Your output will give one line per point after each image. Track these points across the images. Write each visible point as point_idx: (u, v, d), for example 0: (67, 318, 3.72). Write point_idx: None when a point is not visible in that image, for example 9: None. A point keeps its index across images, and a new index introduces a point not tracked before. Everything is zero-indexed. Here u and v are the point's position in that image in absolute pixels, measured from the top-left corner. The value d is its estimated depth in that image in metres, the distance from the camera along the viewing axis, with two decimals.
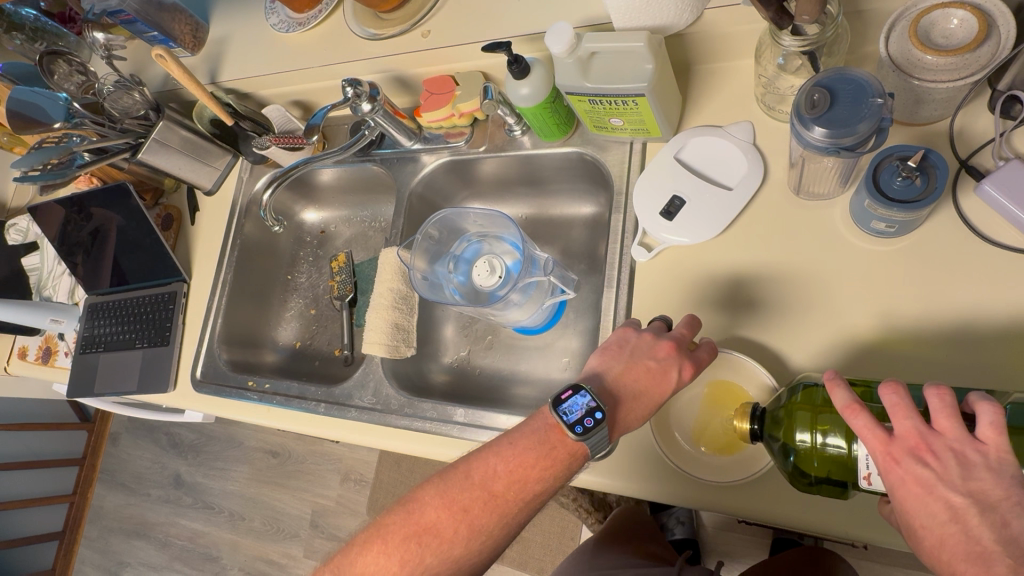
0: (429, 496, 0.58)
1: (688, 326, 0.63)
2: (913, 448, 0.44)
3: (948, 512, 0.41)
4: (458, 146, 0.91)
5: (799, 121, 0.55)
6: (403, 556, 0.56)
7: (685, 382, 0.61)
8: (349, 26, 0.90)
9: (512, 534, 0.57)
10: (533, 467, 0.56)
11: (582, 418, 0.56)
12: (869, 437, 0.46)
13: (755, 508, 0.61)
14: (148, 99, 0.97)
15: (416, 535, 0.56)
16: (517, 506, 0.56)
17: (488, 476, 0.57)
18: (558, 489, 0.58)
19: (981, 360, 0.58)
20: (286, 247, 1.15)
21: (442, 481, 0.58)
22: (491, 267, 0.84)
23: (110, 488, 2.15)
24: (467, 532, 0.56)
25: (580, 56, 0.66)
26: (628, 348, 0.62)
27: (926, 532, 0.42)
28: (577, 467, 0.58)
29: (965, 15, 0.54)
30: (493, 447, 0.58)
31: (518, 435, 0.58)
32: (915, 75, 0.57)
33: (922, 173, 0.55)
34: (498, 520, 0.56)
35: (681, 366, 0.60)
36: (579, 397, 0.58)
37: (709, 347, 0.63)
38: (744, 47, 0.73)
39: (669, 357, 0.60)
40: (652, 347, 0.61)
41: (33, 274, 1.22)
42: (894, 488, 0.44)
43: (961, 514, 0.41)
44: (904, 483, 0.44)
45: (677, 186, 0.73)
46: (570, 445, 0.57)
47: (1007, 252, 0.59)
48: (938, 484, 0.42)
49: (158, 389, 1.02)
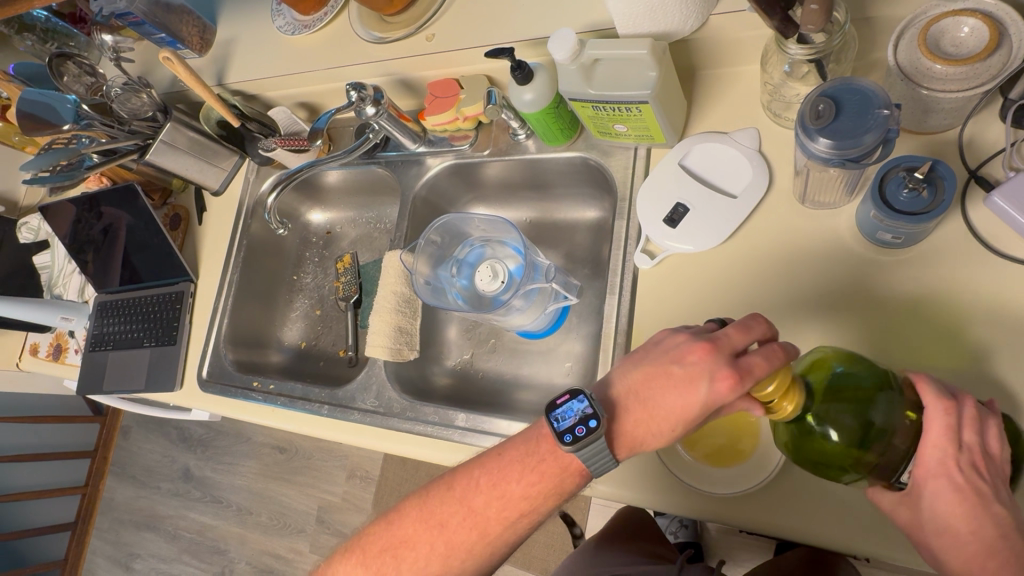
0: (408, 512, 0.62)
1: (740, 329, 0.53)
2: (975, 461, 0.48)
3: (999, 532, 0.47)
4: (462, 150, 0.91)
5: (803, 131, 0.54)
6: (380, 565, 0.61)
7: (720, 398, 0.51)
8: (355, 30, 0.90)
9: (499, 551, 0.59)
10: (517, 483, 0.57)
11: (575, 425, 0.54)
12: (935, 436, 0.49)
13: (757, 519, 0.61)
14: (156, 101, 1.00)
15: (392, 548, 0.62)
16: (496, 522, 0.57)
17: (467, 492, 0.59)
18: (549, 505, 0.57)
19: (989, 375, 0.57)
20: (291, 247, 1.16)
21: (422, 495, 0.62)
22: (494, 273, 0.83)
23: (121, 481, 2.18)
24: (443, 546, 0.59)
25: (583, 62, 0.65)
26: (658, 348, 0.56)
27: (966, 540, 0.48)
28: (573, 482, 0.57)
29: (976, 23, 0.54)
30: (480, 459, 0.60)
31: (507, 446, 0.59)
32: (927, 85, 0.56)
33: (929, 185, 0.55)
34: (475, 535, 0.58)
35: (715, 373, 0.51)
36: (576, 402, 0.55)
37: (767, 354, 0.50)
38: (751, 53, 0.71)
39: (701, 361, 0.52)
40: (683, 350, 0.54)
41: (44, 272, 1.24)
42: (938, 492, 0.49)
43: (1005, 530, 0.47)
44: (957, 491, 0.48)
45: (681, 193, 0.73)
46: (562, 458, 0.56)
47: (1018, 266, 0.58)
48: (991, 501, 0.48)
49: (163, 388, 1.03)
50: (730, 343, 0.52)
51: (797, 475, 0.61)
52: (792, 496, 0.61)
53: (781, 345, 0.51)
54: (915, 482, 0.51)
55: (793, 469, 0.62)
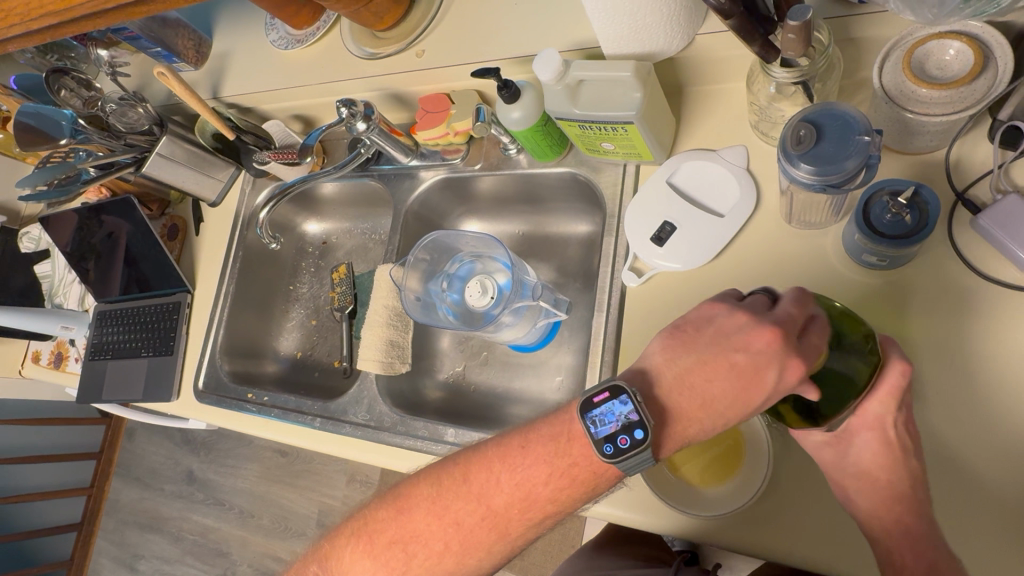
0: (418, 504, 0.59)
1: (797, 303, 0.53)
2: (906, 420, 0.56)
3: (910, 484, 0.56)
4: (455, 164, 0.91)
5: (784, 157, 0.53)
6: (386, 559, 0.59)
7: (786, 386, 0.51)
8: (347, 45, 0.91)
9: (515, 547, 0.58)
10: (543, 485, 0.55)
11: (617, 435, 0.52)
12: (884, 392, 0.55)
13: (736, 537, 0.62)
14: (152, 114, 0.99)
15: (401, 541, 0.59)
16: (516, 522, 0.56)
17: (486, 490, 0.56)
18: (575, 507, 0.56)
19: (974, 401, 0.56)
20: (287, 258, 1.17)
21: (434, 488, 0.59)
22: (483, 288, 0.84)
23: (126, 482, 2.21)
24: (458, 544, 0.57)
25: (567, 83, 0.65)
26: (714, 332, 0.55)
27: (882, 485, 0.57)
28: (608, 483, 0.55)
29: (961, 46, 0.53)
30: (502, 453, 0.57)
31: (532, 441, 0.56)
32: (911, 107, 0.56)
33: (912, 210, 0.55)
34: (493, 534, 0.57)
35: (787, 360, 0.50)
36: (617, 404, 0.53)
37: (820, 329, 0.53)
38: (738, 70, 0.71)
39: (771, 349, 0.51)
40: (749, 336, 0.52)
41: (45, 281, 1.25)
42: (867, 440, 0.57)
43: (915, 481, 0.56)
44: (883, 442, 0.56)
45: (668, 211, 0.72)
46: (598, 464, 0.54)
47: (1004, 290, 0.57)
48: (911, 456, 0.56)
49: (161, 398, 1.04)
50: (794, 322, 0.52)
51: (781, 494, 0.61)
52: (775, 514, 0.61)
53: (825, 318, 0.54)
54: (850, 430, 0.59)
55: (775, 488, 0.62)
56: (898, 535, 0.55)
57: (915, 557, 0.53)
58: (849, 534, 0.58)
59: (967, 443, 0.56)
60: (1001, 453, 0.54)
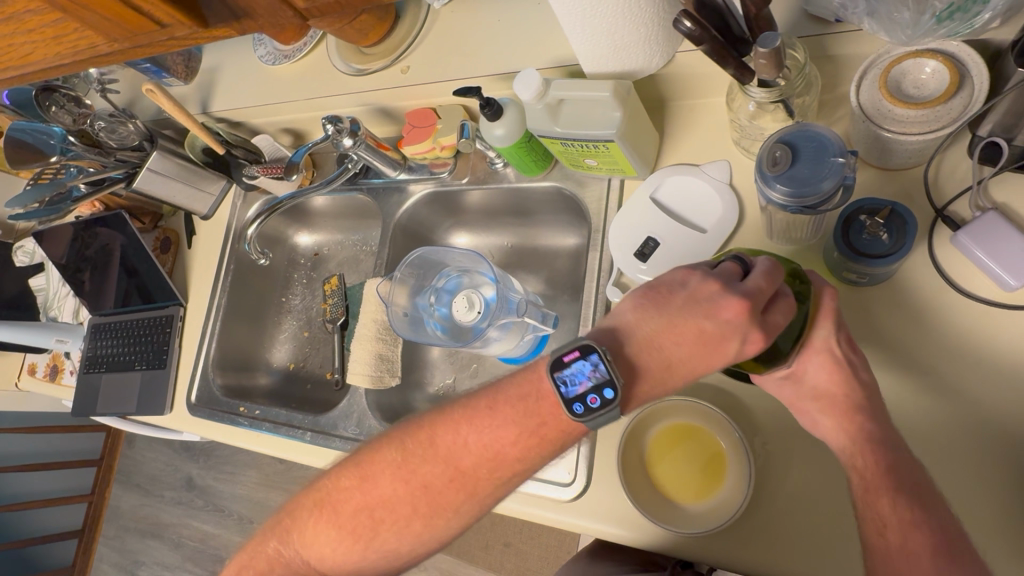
0: (383, 469, 0.58)
1: (767, 277, 0.51)
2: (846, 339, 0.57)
3: (865, 394, 0.55)
4: (442, 178, 0.92)
5: (761, 178, 0.54)
6: (354, 525, 0.59)
7: (744, 355, 0.52)
8: (333, 61, 0.92)
9: (482, 510, 0.57)
10: (511, 446, 0.54)
11: (587, 394, 0.51)
12: (825, 314, 0.56)
13: (726, 555, 0.61)
14: (142, 130, 1.00)
15: (367, 508, 0.59)
16: (484, 482, 0.55)
17: (453, 452, 0.56)
18: (543, 464, 0.55)
19: (955, 420, 0.56)
20: (279, 269, 1.17)
21: (401, 452, 0.58)
22: (470, 303, 0.85)
23: (126, 489, 2.21)
24: (428, 507, 0.57)
25: (549, 102, 0.66)
26: (687, 296, 0.53)
27: (841, 399, 0.55)
28: (574, 440, 0.54)
29: (937, 66, 0.54)
30: (467, 416, 0.56)
31: (499, 402, 0.55)
32: (888, 126, 0.56)
33: (889, 229, 0.55)
34: (463, 495, 0.56)
35: (747, 334, 0.50)
36: (587, 364, 0.52)
37: (784, 308, 0.53)
38: (719, 86, 0.71)
39: (738, 321, 0.50)
40: (719, 304, 0.51)
41: (40, 294, 1.26)
42: (818, 363, 0.56)
43: (870, 391, 0.55)
44: (834, 362, 0.56)
45: (651, 227, 0.72)
46: (564, 422, 0.53)
47: (985, 307, 0.57)
48: (860, 370, 0.56)
49: (154, 411, 1.05)
50: (763, 296, 0.50)
51: (768, 510, 0.61)
52: (767, 532, 0.61)
53: (791, 296, 0.53)
54: (801, 362, 0.57)
55: (765, 504, 0.62)
56: (864, 444, 0.53)
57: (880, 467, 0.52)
58: (840, 552, 0.58)
59: (951, 463, 0.56)
60: (980, 475, 0.55)
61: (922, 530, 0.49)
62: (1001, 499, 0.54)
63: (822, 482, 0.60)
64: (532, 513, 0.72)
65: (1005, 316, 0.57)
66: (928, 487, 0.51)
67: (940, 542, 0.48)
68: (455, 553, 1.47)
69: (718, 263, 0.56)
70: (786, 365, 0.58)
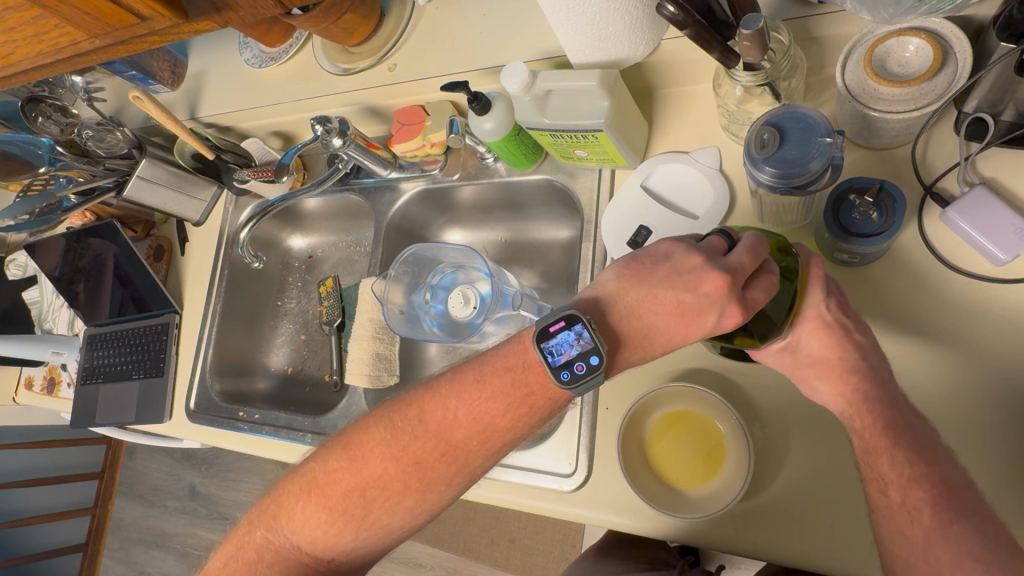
0: (373, 448, 0.59)
1: (751, 253, 0.51)
2: (840, 305, 0.57)
3: (860, 357, 0.56)
4: (434, 174, 0.92)
5: (749, 161, 0.54)
6: (346, 508, 0.59)
7: (723, 329, 0.52)
8: (320, 62, 0.92)
9: (472, 480, 0.58)
10: (500, 417, 0.55)
11: (574, 361, 0.52)
12: (817, 282, 0.56)
13: (729, 538, 0.62)
14: (130, 137, 0.99)
15: (359, 488, 0.58)
16: (474, 454, 0.56)
17: (444, 427, 0.56)
18: (532, 433, 0.56)
19: (951, 395, 0.57)
20: (274, 273, 1.17)
21: (389, 430, 0.58)
22: (466, 298, 0.84)
23: (128, 501, 2.20)
24: (420, 483, 0.57)
25: (536, 94, 0.66)
26: (669, 268, 0.54)
27: (836, 366, 0.56)
28: (559, 408, 0.56)
29: (921, 43, 0.54)
30: (455, 392, 0.56)
31: (486, 374, 0.56)
32: (874, 106, 0.56)
33: (879, 208, 0.56)
34: (455, 467, 0.57)
35: (725, 308, 0.51)
36: (571, 333, 0.52)
37: (764, 285, 0.53)
38: (705, 72, 0.72)
39: (716, 294, 0.50)
40: (699, 277, 0.51)
41: (34, 308, 1.26)
42: (811, 335, 0.57)
43: (865, 354, 0.56)
44: (825, 328, 0.56)
45: (644, 216, 0.72)
46: (552, 390, 0.55)
47: (978, 282, 0.58)
48: (853, 335, 0.56)
49: (153, 419, 1.05)
50: (743, 271, 0.51)
51: (769, 493, 0.62)
52: (770, 511, 0.61)
53: (774, 274, 0.53)
54: (796, 335, 0.58)
55: (767, 485, 0.62)
56: (862, 411, 0.54)
57: (878, 430, 0.52)
58: (842, 528, 0.59)
59: (948, 437, 0.56)
60: (977, 448, 0.55)
61: (921, 489, 0.49)
62: (998, 470, 0.54)
63: (822, 459, 0.61)
64: (534, 505, 0.72)
65: (997, 289, 0.57)
66: (925, 444, 0.51)
67: (940, 494, 0.49)
68: (460, 551, 1.48)
69: (704, 237, 0.56)
70: (782, 338, 0.58)
